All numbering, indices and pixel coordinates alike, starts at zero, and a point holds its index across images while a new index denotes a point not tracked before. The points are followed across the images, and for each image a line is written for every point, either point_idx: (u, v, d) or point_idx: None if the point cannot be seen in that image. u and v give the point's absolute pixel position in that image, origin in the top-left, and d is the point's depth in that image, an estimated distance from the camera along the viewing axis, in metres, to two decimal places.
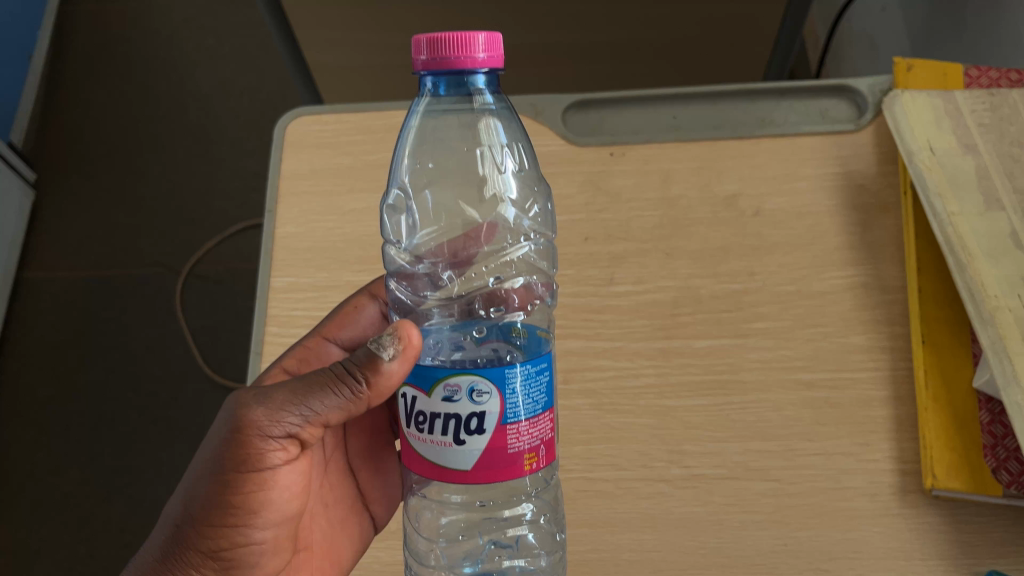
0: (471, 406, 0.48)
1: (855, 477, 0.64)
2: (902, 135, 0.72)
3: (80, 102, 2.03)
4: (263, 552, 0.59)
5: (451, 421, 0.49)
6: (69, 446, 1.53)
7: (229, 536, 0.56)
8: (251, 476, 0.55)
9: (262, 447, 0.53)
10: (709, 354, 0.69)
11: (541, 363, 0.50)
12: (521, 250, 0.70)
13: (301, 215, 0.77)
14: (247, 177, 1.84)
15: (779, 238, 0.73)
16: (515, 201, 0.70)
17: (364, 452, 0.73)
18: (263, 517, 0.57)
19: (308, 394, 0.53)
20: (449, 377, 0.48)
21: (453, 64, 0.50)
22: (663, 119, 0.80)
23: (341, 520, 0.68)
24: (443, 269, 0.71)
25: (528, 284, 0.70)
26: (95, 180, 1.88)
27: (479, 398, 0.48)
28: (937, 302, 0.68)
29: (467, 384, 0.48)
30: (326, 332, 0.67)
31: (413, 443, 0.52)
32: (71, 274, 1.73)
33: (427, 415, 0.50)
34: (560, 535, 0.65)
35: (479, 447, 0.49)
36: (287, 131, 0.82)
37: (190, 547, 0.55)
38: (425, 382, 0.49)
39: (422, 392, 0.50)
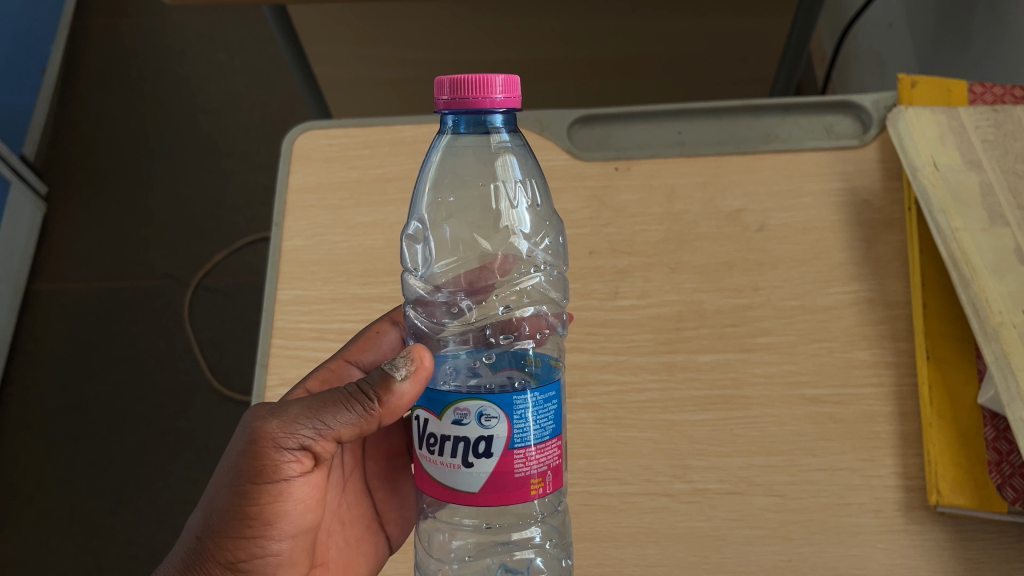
0: (479, 430, 0.48)
1: (859, 493, 0.64)
2: (907, 152, 0.73)
3: (92, 116, 2.06)
4: (280, 567, 0.58)
5: (460, 443, 0.49)
6: (76, 457, 1.54)
7: (246, 548, 0.56)
8: (267, 487, 0.55)
9: (277, 460, 0.54)
10: (713, 369, 0.69)
11: (550, 391, 0.50)
12: (533, 281, 0.72)
13: (308, 228, 0.78)
14: (256, 190, 1.85)
15: (783, 253, 0.73)
16: (527, 235, 0.73)
17: (381, 474, 0.74)
18: (279, 532, 0.57)
19: (321, 409, 0.54)
20: (459, 402, 0.49)
21: (473, 104, 0.50)
22: (668, 135, 0.80)
23: (356, 539, 0.69)
24: (460, 296, 0.72)
25: (537, 314, 0.70)
26: (106, 193, 1.90)
27: (488, 422, 0.48)
28: (942, 319, 0.67)
29: (476, 408, 0.48)
30: (349, 355, 0.66)
31: (423, 463, 0.52)
32: (81, 286, 1.74)
33: (437, 436, 0.50)
34: (568, 560, 0.64)
35: (486, 472, 0.49)
36: (294, 145, 0.82)
37: (207, 559, 0.55)
38: (436, 405, 0.50)
39: (433, 414, 0.50)
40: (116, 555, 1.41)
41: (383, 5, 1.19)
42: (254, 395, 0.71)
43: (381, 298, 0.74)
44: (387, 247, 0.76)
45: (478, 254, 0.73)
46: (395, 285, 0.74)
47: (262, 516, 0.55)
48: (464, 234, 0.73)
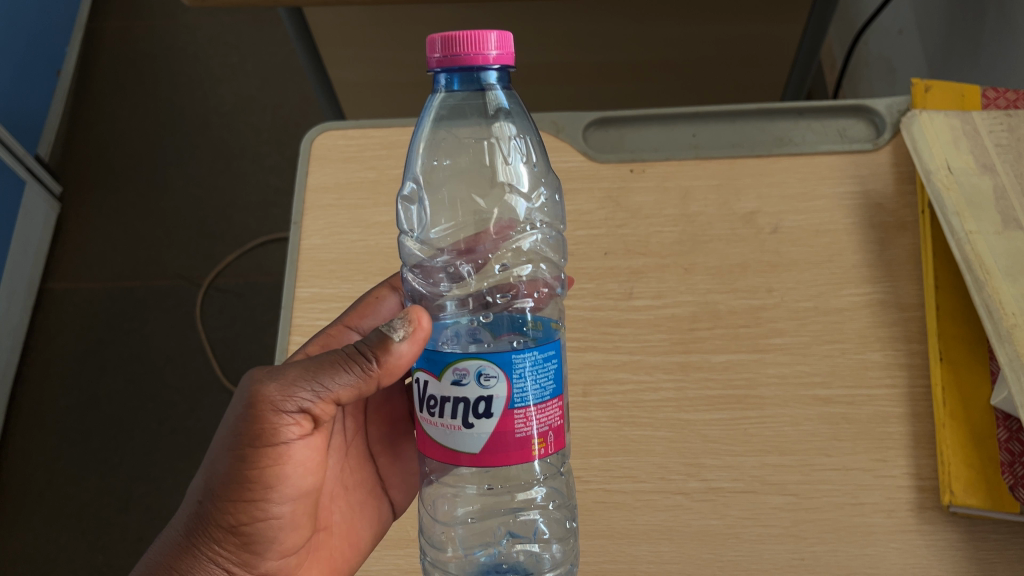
0: (479, 390, 0.49)
1: (872, 493, 0.65)
2: (920, 154, 0.73)
3: (106, 117, 2.07)
4: (281, 529, 0.60)
5: (460, 404, 0.50)
6: (88, 456, 1.55)
7: (248, 512, 0.57)
8: (267, 451, 0.56)
9: (277, 423, 0.55)
10: (727, 368, 0.70)
11: (549, 350, 0.51)
12: (530, 236, 0.73)
13: (326, 227, 0.79)
14: (267, 192, 1.86)
15: (797, 255, 0.74)
16: (524, 193, 0.74)
17: (383, 440, 0.75)
18: (279, 494, 0.58)
19: (319, 371, 0.55)
20: (458, 361, 0.49)
21: (466, 61, 0.51)
22: (682, 137, 0.81)
23: (360, 504, 0.70)
24: (458, 260, 0.74)
25: (535, 273, 0.72)
26: (119, 194, 1.91)
27: (488, 382, 0.49)
28: (955, 320, 0.68)
29: (474, 367, 0.49)
30: (349, 321, 0.68)
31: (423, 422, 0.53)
32: (94, 286, 1.76)
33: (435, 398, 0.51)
34: (571, 523, 0.67)
35: (485, 433, 0.50)
36: (312, 145, 0.83)
37: (212, 522, 0.57)
38: (434, 367, 0.51)
39: (433, 377, 0.51)
40: (127, 552, 1.42)
41: (397, 9, 1.20)
42: None
43: None
44: None
45: (477, 212, 0.74)
46: None
47: (264, 478, 0.56)
48: (462, 192, 0.75)
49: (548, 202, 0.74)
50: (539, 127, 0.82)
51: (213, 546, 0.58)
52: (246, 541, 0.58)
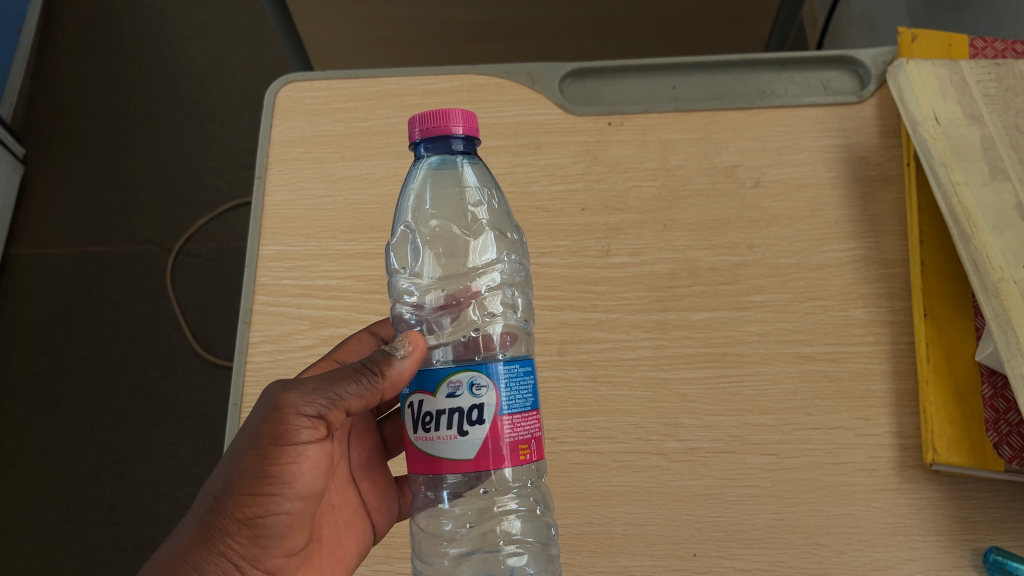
0: (471, 400, 0.48)
1: (853, 452, 0.63)
2: (907, 105, 0.70)
3: (71, 76, 1.90)
4: (286, 538, 0.56)
5: (454, 416, 0.48)
6: (57, 424, 1.53)
7: (262, 516, 0.53)
8: (286, 454, 0.53)
9: (297, 428, 0.53)
10: (707, 326, 0.68)
11: (528, 364, 0.51)
12: (508, 262, 0.68)
13: (292, 182, 0.76)
14: (239, 154, 1.77)
15: (778, 211, 0.72)
16: (495, 231, 0.68)
17: (367, 463, 0.69)
18: (291, 492, 0.54)
19: (335, 380, 0.54)
20: (451, 374, 0.48)
21: (439, 131, 0.53)
22: (662, 89, 0.79)
23: (347, 521, 0.64)
24: (438, 306, 0.65)
25: (512, 302, 0.66)
26: (84, 156, 1.79)
27: (482, 392, 0.48)
28: (940, 276, 0.66)
29: (467, 378, 0.48)
30: (337, 355, 0.63)
31: (413, 439, 0.50)
32: (60, 251, 1.68)
33: (428, 414, 0.49)
34: (554, 528, 0.62)
35: (480, 443, 0.48)
36: (277, 98, 0.80)
37: (227, 522, 0.53)
38: (429, 384, 0.49)
39: (426, 393, 0.49)
40: (98, 521, 1.44)
41: None
42: (237, 350, 0.68)
43: (367, 255, 0.72)
44: (374, 202, 0.74)
45: (458, 260, 0.67)
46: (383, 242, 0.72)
47: (280, 479, 0.53)
48: (445, 236, 0.67)
49: (515, 240, 0.69)
50: (513, 79, 0.79)
51: (224, 548, 0.53)
52: (258, 538, 0.54)
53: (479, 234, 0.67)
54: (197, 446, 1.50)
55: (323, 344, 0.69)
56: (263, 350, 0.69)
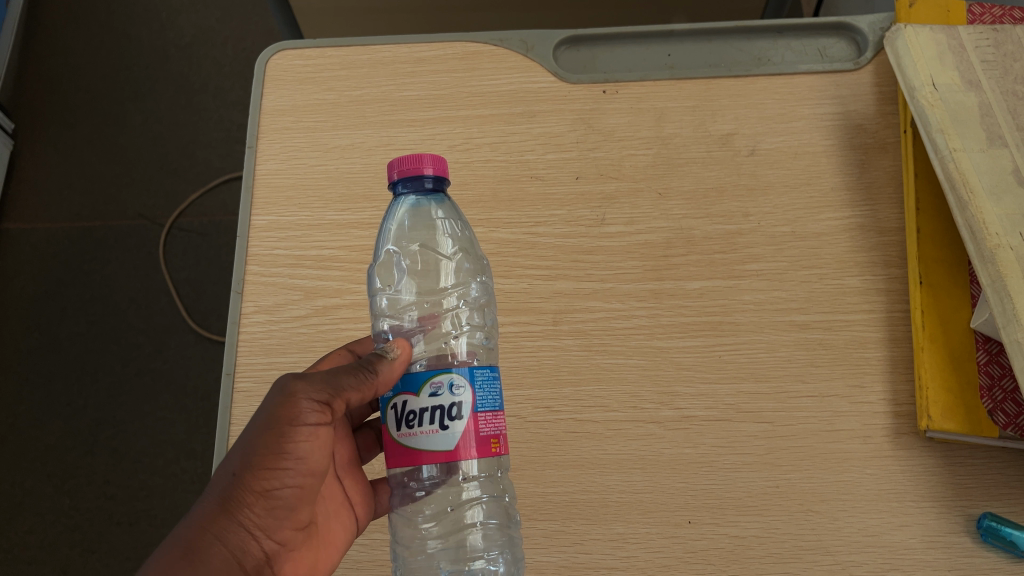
0: (450, 400, 0.49)
1: (848, 419, 0.63)
2: (905, 71, 0.70)
3: (59, 48, 1.87)
4: (290, 517, 0.55)
5: (434, 415, 0.49)
6: (51, 399, 1.53)
7: (273, 488, 0.53)
8: (295, 431, 0.53)
9: (305, 409, 0.54)
10: (702, 295, 0.68)
11: (498, 368, 0.52)
12: (478, 284, 0.67)
13: (284, 151, 0.75)
14: (230, 128, 1.75)
15: (774, 178, 0.72)
16: (461, 259, 0.68)
17: (349, 461, 0.66)
18: (300, 467, 0.54)
19: (339, 372, 0.55)
20: (432, 375, 0.49)
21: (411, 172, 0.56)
22: (657, 57, 0.78)
23: (334, 512, 0.62)
24: (414, 326, 0.66)
25: (474, 322, 0.66)
26: (74, 130, 1.77)
27: (461, 392, 0.49)
28: (937, 244, 0.66)
29: (448, 378, 0.49)
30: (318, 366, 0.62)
31: (394, 436, 0.50)
32: (51, 226, 1.67)
33: (409, 412, 0.49)
34: (518, 514, 0.61)
35: (461, 438, 0.48)
36: (268, 66, 0.79)
37: (241, 496, 0.52)
38: (409, 384, 0.50)
39: (407, 394, 0.50)
40: (94, 496, 1.44)
41: None
42: (230, 322, 0.68)
43: (360, 225, 0.71)
44: (366, 171, 0.73)
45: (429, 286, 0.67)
46: (376, 212, 0.71)
47: (292, 453, 0.53)
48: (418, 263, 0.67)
49: (479, 263, 0.68)
50: (507, 47, 0.78)
51: (238, 522, 0.52)
52: (273, 510, 0.54)
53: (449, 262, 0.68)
54: (190, 421, 1.50)
55: (316, 314, 0.68)
56: (256, 321, 0.68)
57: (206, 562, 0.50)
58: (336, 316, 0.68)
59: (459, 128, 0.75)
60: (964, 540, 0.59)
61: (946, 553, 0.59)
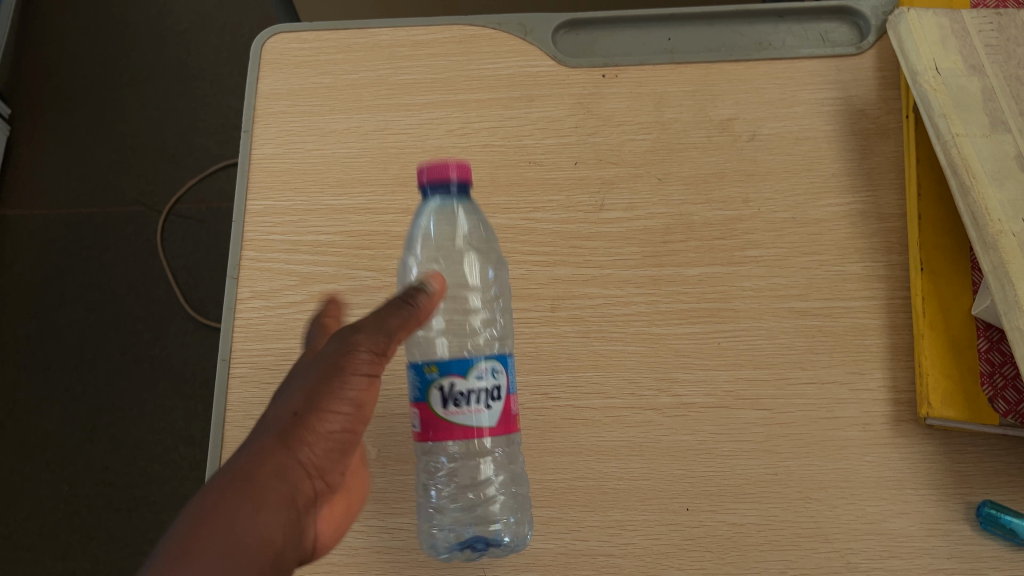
0: (491, 383, 0.53)
1: (847, 407, 0.63)
2: (907, 55, 0.69)
3: (56, 34, 1.85)
4: (337, 465, 0.53)
5: (479, 397, 0.53)
6: (49, 385, 1.52)
7: (329, 429, 0.51)
8: (352, 374, 0.52)
9: (361, 354, 0.53)
10: (701, 281, 0.67)
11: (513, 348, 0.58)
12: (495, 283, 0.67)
13: (280, 135, 0.74)
14: (228, 114, 1.74)
15: (775, 164, 0.71)
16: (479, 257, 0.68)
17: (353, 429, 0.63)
18: (352, 411, 0.53)
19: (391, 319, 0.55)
20: (480, 362, 0.53)
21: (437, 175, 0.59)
22: (657, 41, 0.77)
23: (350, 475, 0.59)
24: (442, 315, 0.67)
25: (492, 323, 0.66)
26: (71, 116, 1.76)
27: (499, 371, 0.54)
28: (938, 230, 0.65)
29: (492, 364, 0.53)
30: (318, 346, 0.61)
31: (439, 414, 0.53)
32: (49, 212, 1.66)
33: (457, 392, 0.53)
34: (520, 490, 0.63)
35: (504, 411, 0.55)
36: (264, 50, 0.78)
37: (300, 433, 0.50)
38: (457, 365, 0.52)
39: (453, 376, 0.52)
40: (93, 482, 1.44)
41: None
42: (225, 307, 0.67)
43: (357, 211, 0.71)
44: (363, 156, 0.73)
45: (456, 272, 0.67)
46: (374, 197, 0.71)
47: (348, 395, 0.52)
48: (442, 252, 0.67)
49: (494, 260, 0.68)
50: (505, 30, 0.77)
51: (296, 459, 0.49)
52: (327, 451, 0.51)
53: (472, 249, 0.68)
54: (189, 409, 1.49)
55: (313, 299, 0.67)
56: (253, 307, 0.67)
57: (266, 497, 0.47)
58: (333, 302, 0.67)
59: (457, 112, 0.74)
60: (963, 528, 0.59)
61: (945, 540, 0.58)
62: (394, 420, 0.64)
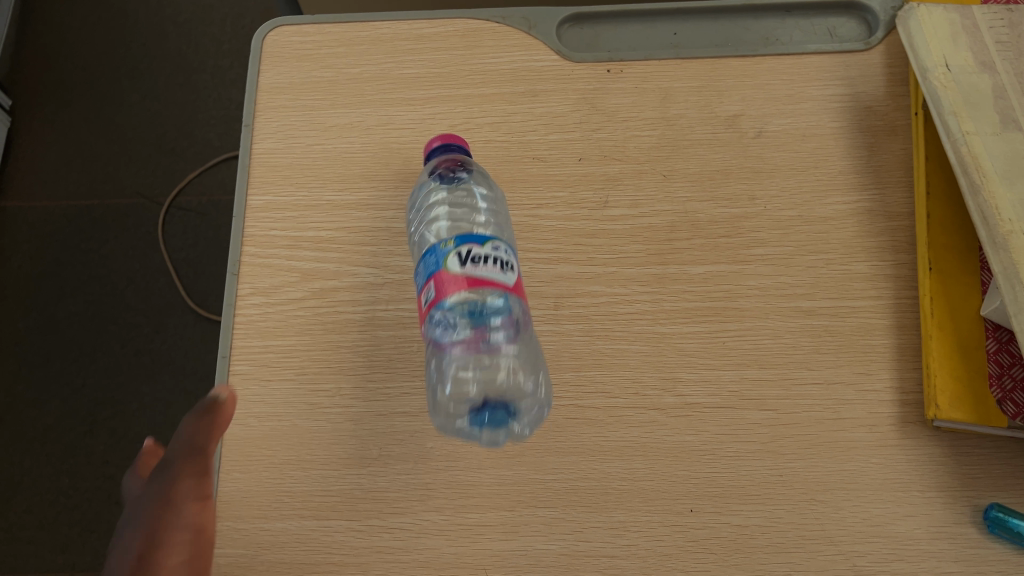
0: (506, 256, 0.56)
1: (853, 408, 0.62)
2: (917, 51, 0.68)
3: (56, 25, 1.84)
4: None
5: (497, 263, 0.56)
6: (48, 378, 1.52)
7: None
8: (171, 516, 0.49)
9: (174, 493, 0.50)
10: (706, 280, 0.66)
11: None
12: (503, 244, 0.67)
13: (281, 130, 0.73)
14: (229, 107, 1.73)
15: (781, 161, 0.70)
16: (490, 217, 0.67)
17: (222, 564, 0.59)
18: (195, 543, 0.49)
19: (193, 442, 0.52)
20: (494, 236, 0.56)
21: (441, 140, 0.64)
22: (662, 36, 0.76)
23: None
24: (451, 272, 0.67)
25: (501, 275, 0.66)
26: (71, 108, 1.75)
27: (510, 250, 0.57)
28: (947, 229, 0.65)
29: (503, 240, 0.57)
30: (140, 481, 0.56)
31: (457, 276, 0.55)
32: (49, 204, 1.65)
33: (475, 255, 0.55)
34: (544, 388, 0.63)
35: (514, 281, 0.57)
36: (265, 43, 0.77)
37: None
38: (473, 235, 0.56)
39: (472, 244, 0.55)
40: (93, 475, 1.44)
41: None
42: (225, 303, 0.66)
43: (359, 207, 0.70)
44: (365, 152, 0.72)
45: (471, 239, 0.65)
46: (376, 193, 0.71)
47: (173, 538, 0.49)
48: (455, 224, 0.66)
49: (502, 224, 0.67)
50: (509, 24, 0.76)
51: None
52: None
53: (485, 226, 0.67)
54: (189, 402, 1.49)
55: (313, 296, 0.67)
56: (253, 303, 0.67)
57: None
58: (334, 299, 0.67)
59: (460, 107, 0.73)
60: (970, 531, 0.58)
61: (951, 543, 0.58)
62: (394, 418, 0.63)
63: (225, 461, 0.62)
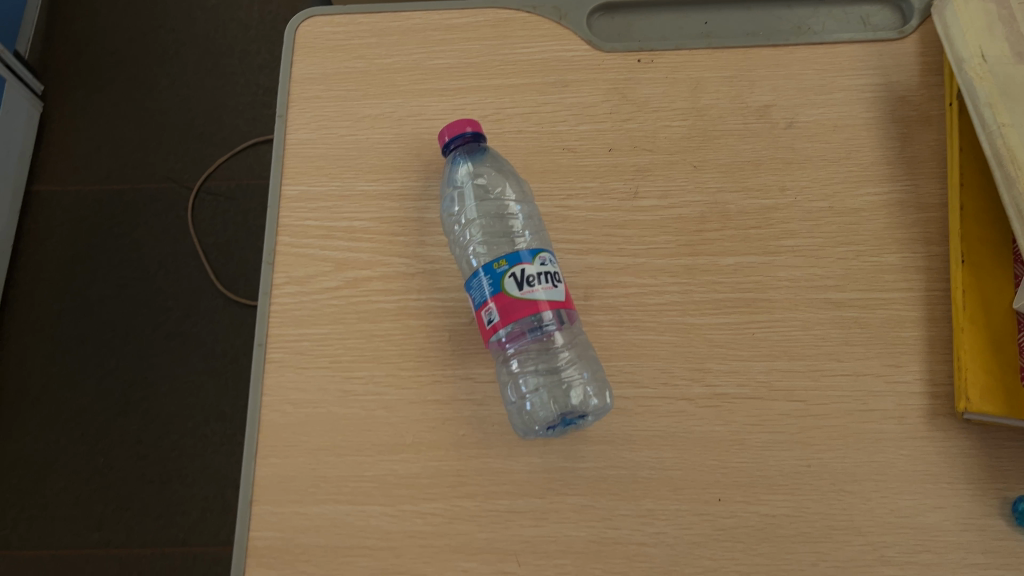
0: (553, 269, 0.59)
1: (883, 400, 0.62)
2: (954, 42, 0.68)
3: (87, 11, 1.86)
4: None
5: (547, 278, 0.58)
6: (82, 360, 1.55)
7: None
8: None
9: None
10: (736, 271, 0.67)
11: None
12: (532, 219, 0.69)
13: (313, 121, 0.74)
14: (257, 91, 1.74)
15: (813, 152, 0.70)
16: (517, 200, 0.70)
17: None
18: None
19: None
20: (540, 251, 0.58)
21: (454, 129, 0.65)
22: (693, 26, 0.76)
23: None
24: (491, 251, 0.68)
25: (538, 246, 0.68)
26: (102, 93, 1.77)
27: (553, 260, 0.60)
28: (981, 222, 0.64)
29: (547, 254, 0.59)
30: None
31: (517, 295, 0.57)
32: (82, 189, 1.68)
33: (529, 275, 0.57)
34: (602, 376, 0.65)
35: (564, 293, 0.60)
36: (298, 34, 0.77)
37: None
38: (523, 254, 0.58)
39: (523, 264, 0.57)
40: (127, 455, 1.47)
41: None
42: (261, 292, 0.68)
43: (391, 197, 0.71)
44: (398, 143, 0.73)
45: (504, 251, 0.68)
46: (408, 184, 0.72)
47: None
48: (488, 232, 0.69)
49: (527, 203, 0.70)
50: (540, 14, 0.76)
51: None
52: None
53: (519, 231, 0.69)
54: (220, 384, 1.52)
55: (347, 285, 0.68)
56: (288, 291, 0.68)
57: None
58: (367, 288, 0.68)
59: (490, 98, 0.73)
60: (997, 523, 0.59)
61: (979, 535, 0.58)
62: (427, 406, 0.64)
63: (261, 447, 0.63)
